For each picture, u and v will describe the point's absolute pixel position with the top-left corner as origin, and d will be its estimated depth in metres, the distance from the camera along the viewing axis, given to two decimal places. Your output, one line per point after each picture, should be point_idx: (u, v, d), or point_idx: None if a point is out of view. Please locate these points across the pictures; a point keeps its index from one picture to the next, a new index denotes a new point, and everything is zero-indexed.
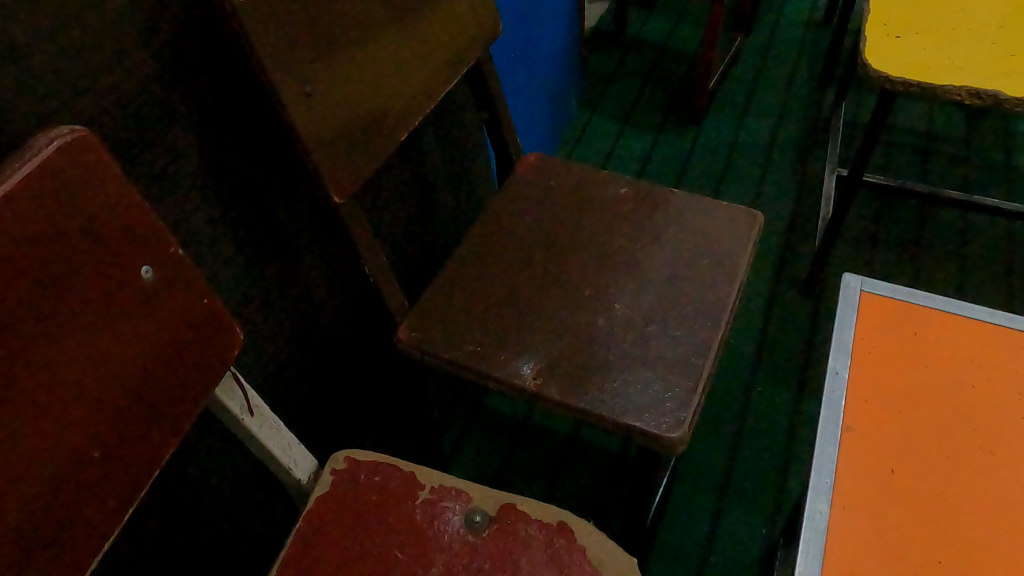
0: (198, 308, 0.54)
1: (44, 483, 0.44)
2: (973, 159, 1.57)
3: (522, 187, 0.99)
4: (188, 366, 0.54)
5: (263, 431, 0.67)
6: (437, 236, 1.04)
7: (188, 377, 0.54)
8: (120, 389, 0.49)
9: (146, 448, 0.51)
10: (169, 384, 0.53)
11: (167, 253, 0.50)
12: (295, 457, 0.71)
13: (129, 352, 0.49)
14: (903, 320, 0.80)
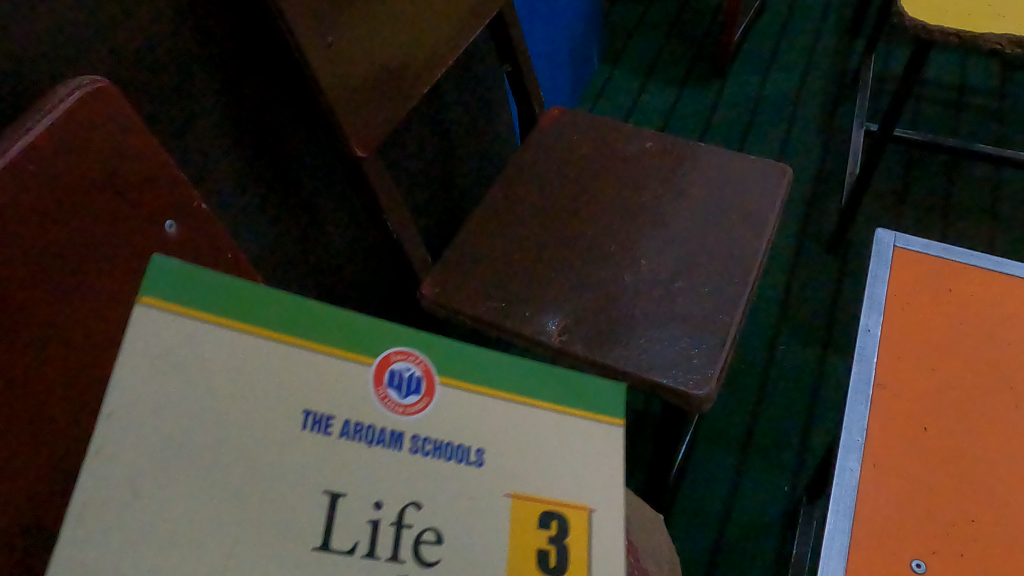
0: (222, 260, 0.53)
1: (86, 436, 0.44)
2: (1008, 112, 1.52)
3: (546, 142, 0.97)
4: None
5: None
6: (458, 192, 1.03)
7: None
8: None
9: None
10: None
11: (189, 207, 0.50)
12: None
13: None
14: (937, 275, 0.78)
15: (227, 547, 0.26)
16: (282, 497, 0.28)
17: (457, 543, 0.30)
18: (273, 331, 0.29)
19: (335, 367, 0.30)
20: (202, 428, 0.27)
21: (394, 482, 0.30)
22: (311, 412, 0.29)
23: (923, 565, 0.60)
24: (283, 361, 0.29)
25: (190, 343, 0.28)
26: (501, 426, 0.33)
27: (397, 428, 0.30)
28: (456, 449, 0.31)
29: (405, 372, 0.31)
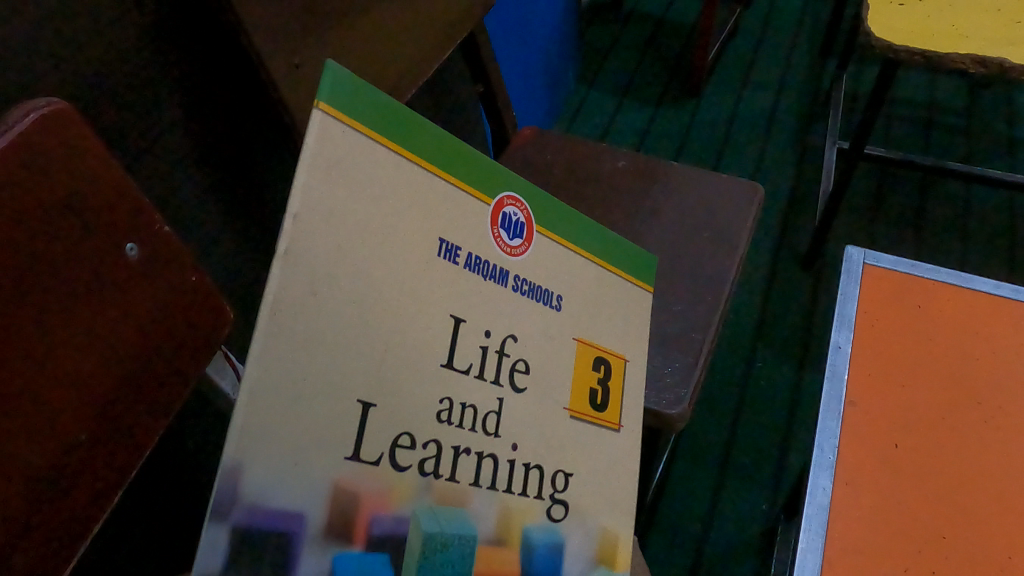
0: (187, 280, 0.51)
1: (33, 467, 0.41)
2: (975, 129, 1.55)
3: (519, 162, 0.98)
4: (180, 343, 0.51)
5: None
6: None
7: (181, 353, 0.51)
8: (115, 373, 0.46)
9: (135, 432, 0.48)
10: (163, 364, 0.50)
11: (152, 229, 0.48)
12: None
13: (123, 330, 0.46)
14: (905, 292, 0.79)
15: (384, 350, 0.31)
16: (426, 316, 0.33)
17: (539, 373, 0.39)
18: (427, 161, 0.34)
19: (468, 204, 0.36)
20: (374, 240, 0.31)
21: (502, 317, 0.38)
22: (445, 241, 0.34)
23: None
24: (426, 192, 0.34)
25: (372, 160, 0.31)
26: (568, 281, 0.43)
27: (504, 268, 0.38)
28: (544, 292, 0.40)
29: (512, 218, 0.39)
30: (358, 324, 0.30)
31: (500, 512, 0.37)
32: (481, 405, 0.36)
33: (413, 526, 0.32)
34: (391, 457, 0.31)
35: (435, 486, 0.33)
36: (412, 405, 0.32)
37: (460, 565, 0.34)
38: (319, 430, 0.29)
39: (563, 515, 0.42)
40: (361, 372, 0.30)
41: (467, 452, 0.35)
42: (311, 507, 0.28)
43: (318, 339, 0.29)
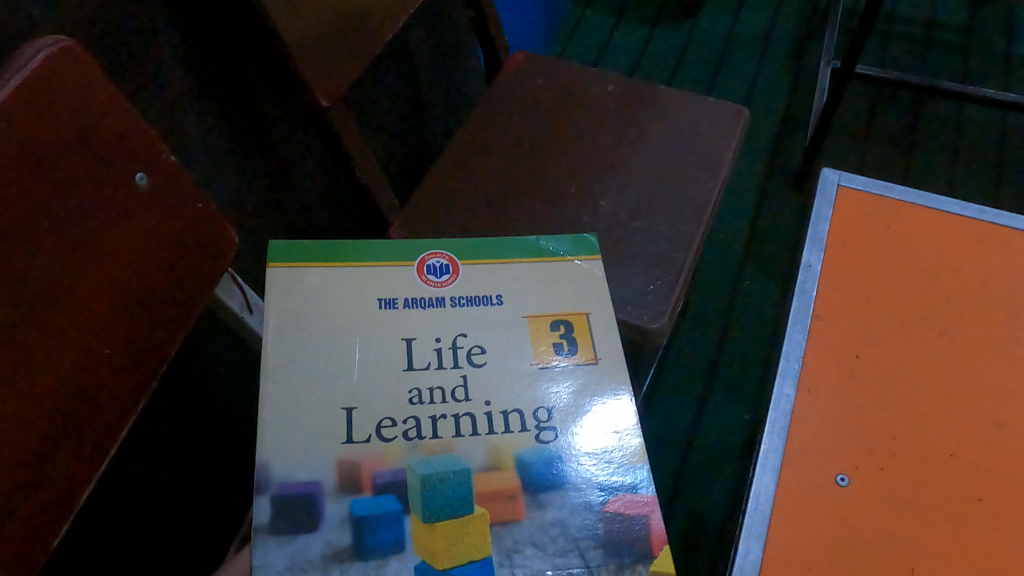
0: (195, 206, 0.54)
1: (61, 375, 0.44)
2: (972, 47, 1.54)
3: (511, 89, 0.99)
4: (190, 267, 0.55)
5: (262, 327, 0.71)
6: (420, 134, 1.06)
7: (191, 278, 0.55)
8: (136, 293, 0.50)
9: (153, 347, 0.52)
10: (175, 286, 0.53)
11: (158, 160, 0.51)
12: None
13: (142, 255, 0.50)
14: (879, 212, 0.83)
15: (352, 376, 0.43)
16: (381, 344, 0.44)
17: (498, 351, 0.45)
18: (355, 259, 0.47)
19: (388, 271, 0.47)
20: (327, 317, 0.45)
21: (448, 323, 0.46)
22: (383, 298, 0.46)
23: (846, 479, 0.65)
24: (345, 279, 0.46)
25: (287, 283, 0.46)
26: (513, 283, 0.48)
27: (438, 297, 0.47)
28: (482, 298, 0.47)
29: (436, 263, 0.48)
30: (317, 372, 0.43)
31: (488, 449, 0.40)
32: (447, 383, 0.43)
33: (409, 474, 0.39)
34: (376, 436, 0.41)
35: (422, 445, 0.40)
36: (383, 401, 0.42)
37: (461, 494, 0.38)
38: (318, 432, 0.41)
39: (553, 438, 0.41)
40: (328, 399, 0.42)
41: (444, 416, 0.42)
42: (323, 477, 0.39)
43: (299, 386, 0.42)
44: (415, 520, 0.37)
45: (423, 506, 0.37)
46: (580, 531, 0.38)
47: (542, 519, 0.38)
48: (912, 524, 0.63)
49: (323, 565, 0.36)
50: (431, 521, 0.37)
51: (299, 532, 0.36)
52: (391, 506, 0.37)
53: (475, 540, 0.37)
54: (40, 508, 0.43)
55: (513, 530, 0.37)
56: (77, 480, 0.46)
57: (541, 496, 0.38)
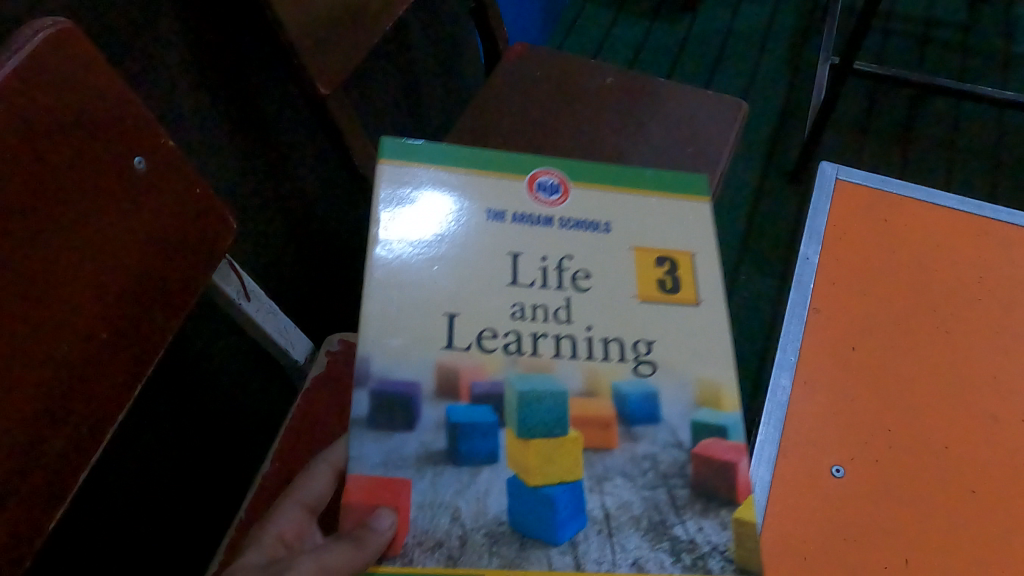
0: (195, 189, 0.53)
1: (56, 361, 0.44)
2: (971, 45, 1.55)
3: (509, 82, 0.99)
4: (188, 249, 0.54)
5: (259, 314, 0.70)
6: (418, 127, 1.05)
7: (190, 260, 0.54)
8: (133, 276, 0.49)
9: (150, 329, 0.52)
10: (172, 268, 0.53)
11: (157, 142, 0.50)
12: (294, 342, 0.74)
13: (138, 239, 0.49)
14: (876, 206, 0.83)
15: (456, 286, 0.41)
16: (487, 259, 0.42)
17: (602, 276, 0.42)
18: (467, 167, 0.45)
19: (500, 183, 0.44)
20: (434, 223, 0.42)
21: (554, 243, 0.43)
22: (491, 209, 0.43)
23: (841, 469, 0.66)
24: (458, 186, 0.44)
25: (404, 182, 0.44)
26: (622, 211, 0.45)
27: (546, 215, 0.44)
28: (590, 222, 0.44)
29: (548, 182, 0.45)
30: (422, 273, 0.41)
31: (588, 375, 0.39)
32: (551, 301, 0.41)
33: (507, 387, 0.38)
34: (477, 346, 0.39)
35: (522, 361, 0.39)
36: (484, 313, 0.40)
37: (558, 412, 0.37)
38: (420, 334, 0.39)
39: (651, 372, 0.40)
40: (430, 303, 0.40)
41: (545, 335, 0.40)
42: (423, 379, 0.38)
43: (405, 288, 0.40)
44: (511, 434, 0.37)
45: (519, 421, 0.37)
46: (669, 467, 0.37)
47: (634, 452, 0.37)
48: (909, 516, 0.63)
49: (417, 465, 0.36)
50: (527, 436, 0.37)
51: (394, 431, 0.37)
52: (485, 417, 0.36)
53: (568, 463, 0.37)
54: (36, 490, 0.44)
55: (605, 458, 0.37)
56: (70, 463, 0.46)
57: (634, 429, 0.38)
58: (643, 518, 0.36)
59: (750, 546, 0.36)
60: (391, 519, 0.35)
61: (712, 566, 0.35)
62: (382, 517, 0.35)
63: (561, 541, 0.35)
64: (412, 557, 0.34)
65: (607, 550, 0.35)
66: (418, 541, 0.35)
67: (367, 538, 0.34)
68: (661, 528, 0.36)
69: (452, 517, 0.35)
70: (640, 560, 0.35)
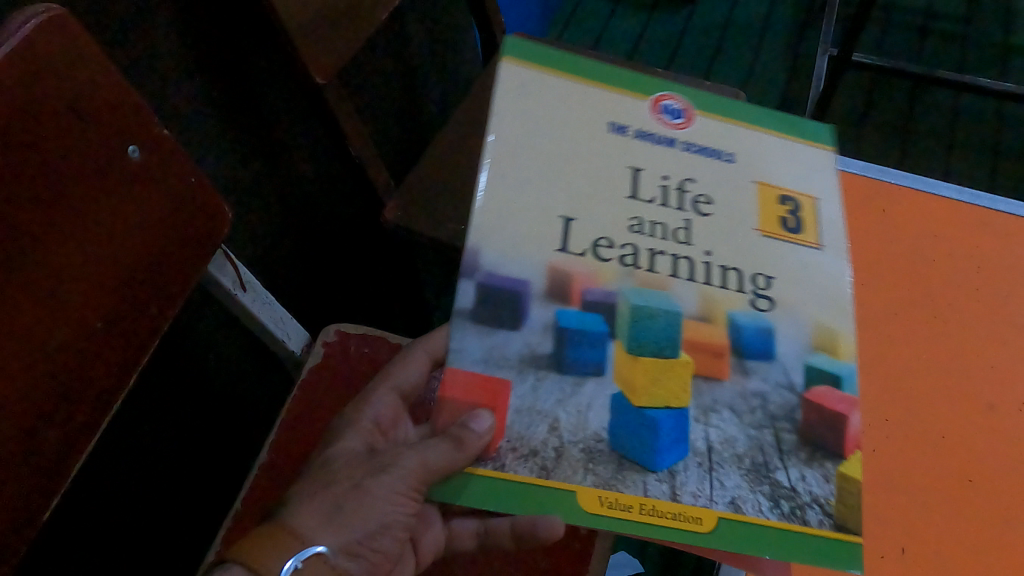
0: (186, 177, 0.49)
1: (31, 368, 0.40)
2: (970, 36, 1.58)
3: (504, 79, 0.96)
4: (184, 242, 0.50)
5: (256, 306, 0.65)
6: (410, 109, 1.03)
7: (185, 253, 0.51)
8: (129, 263, 0.46)
9: (143, 324, 0.49)
10: (166, 260, 0.49)
11: (155, 134, 0.45)
12: (288, 332, 0.69)
13: (134, 232, 0.46)
14: (873, 201, 0.67)
15: (574, 183, 0.39)
16: (608, 167, 0.40)
17: (726, 202, 0.41)
18: (596, 80, 0.42)
19: (625, 100, 0.42)
20: (557, 120, 0.40)
21: (677, 162, 0.41)
22: (613, 122, 0.41)
23: None
24: (583, 96, 0.41)
25: (528, 80, 0.41)
26: (742, 143, 0.43)
27: (669, 137, 0.41)
28: (714, 151, 0.42)
29: (673, 107, 0.42)
30: (543, 171, 0.39)
31: (704, 299, 0.38)
32: (671, 222, 0.39)
33: (621, 300, 0.37)
34: (592, 253, 0.37)
35: (637, 274, 0.37)
36: (602, 215, 0.38)
37: (671, 336, 0.37)
38: (539, 231, 0.37)
39: (768, 308, 0.39)
40: (550, 200, 0.38)
41: (663, 254, 0.38)
42: (533, 278, 0.36)
43: (527, 166, 0.39)
44: (620, 347, 0.36)
45: (630, 337, 0.36)
46: (778, 409, 0.37)
47: (744, 387, 0.37)
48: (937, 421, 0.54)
49: (520, 365, 0.35)
50: (635, 353, 0.36)
51: (501, 326, 0.36)
52: (597, 326, 0.36)
53: (676, 386, 0.36)
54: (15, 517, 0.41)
55: (713, 389, 0.37)
56: (68, 450, 0.44)
57: (746, 362, 0.37)
58: (747, 458, 0.36)
59: (851, 503, 0.36)
60: (489, 423, 0.34)
61: (810, 519, 0.35)
62: (481, 419, 0.34)
63: (660, 468, 0.34)
64: (505, 463, 0.35)
65: (707, 484, 0.35)
66: (512, 446, 0.35)
67: (465, 438, 0.34)
68: (765, 472, 0.36)
69: (551, 428, 0.34)
70: (738, 500, 0.35)
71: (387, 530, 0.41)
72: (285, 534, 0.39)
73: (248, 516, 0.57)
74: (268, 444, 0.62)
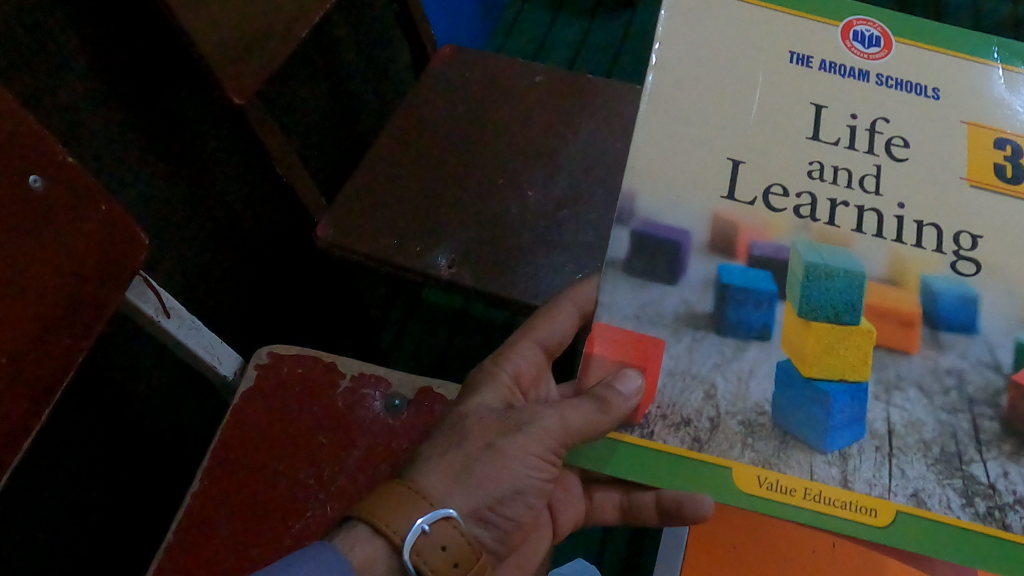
0: (87, 202, 0.34)
1: None
2: None
3: (447, 78, 0.63)
4: (90, 295, 0.35)
5: (180, 331, 0.45)
6: (342, 129, 0.73)
7: (86, 311, 0.35)
8: (87, 312, 0.35)
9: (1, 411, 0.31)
10: (68, 322, 0.34)
11: (46, 151, 0.32)
12: (221, 356, 0.48)
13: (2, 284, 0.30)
14: None
15: (748, 118, 0.31)
16: (783, 105, 0.31)
17: (930, 148, 0.30)
18: (779, 4, 0.33)
19: (805, 24, 0.32)
20: (726, 53, 0.32)
21: (868, 96, 0.31)
22: (794, 52, 0.32)
23: None
24: (757, 23, 0.32)
25: (688, 3, 0.32)
26: (953, 78, 0.32)
27: (862, 69, 0.32)
28: (915, 86, 0.32)
29: (868, 34, 0.32)
30: (702, 107, 0.31)
31: (891, 258, 0.28)
32: (857, 168, 0.30)
33: (793, 256, 0.28)
34: (764, 201, 0.29)
35: (815, 228, 0.29)
36: (777, 158, 0.30)
37: (851, 300, 0.28)
38: (695, 175, 0.30)
39: (974, 273, 0.28)
40: (711, 142, 0.30)
41: (846, 204, 0.29)
42: (693, 229, 0.29)
43: (689, 103, 0.31)
44: (789, 312, 0.28)
45: (801, 299, 0.28)
46: (977, 392, 0.27)
47: (937, 363, 0.27)
48: None
49: (674, 326, 0.28)
50: (809, 318, 0.28)
51: (653, 280, 0.28)
52: (765, 286, 0.28)
53: (853, 359, 0.27)
54: None
55: (899, 363, 0.27)
56: None
57: (942, 335, 0.28)
58: (936, 446, 0.26)
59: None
60: (637, 386, 0.27)
61: (1010, 522, 0.26)
62: (627, 378, 0.27)
63: (830, 449, 0.26)
64: (653, 430, 0.27)
65: (883, 472, 0.26)
66: (662, 413, 0.27)
67: (609, 399, 0.27)
68: (956, 464, 0.26)
69: (707, 395, 0.27)
70: (921, 493, 0.26)
71: (518, 496, 0.32)
72: (410, 493, 0.30)
73: (187, 544, 0.41)
74: (199, 469, 0.44)
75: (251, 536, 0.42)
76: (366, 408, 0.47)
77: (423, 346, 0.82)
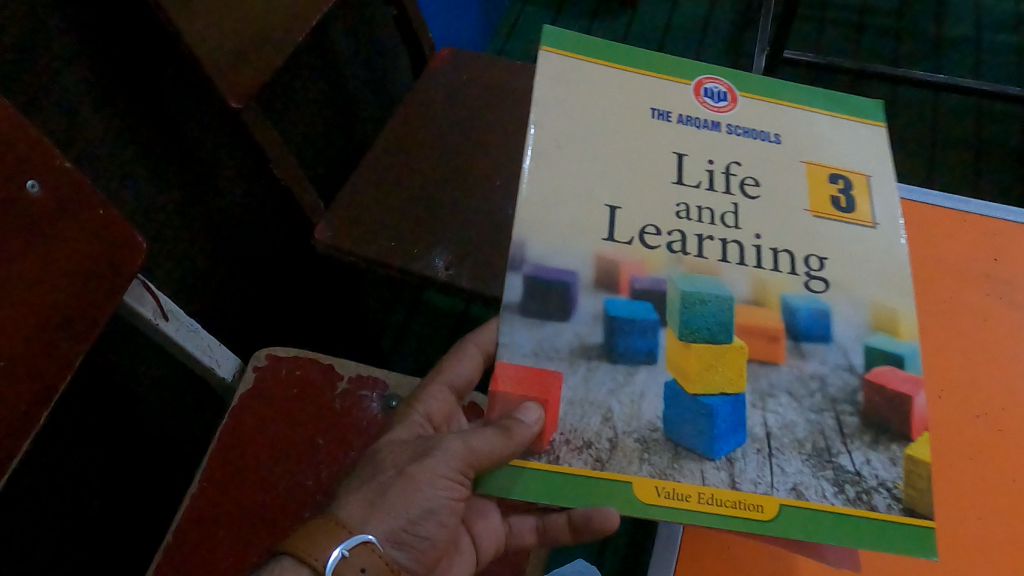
0: (84, 208, 0.33)
1: None
2: None
3: (446, 80, 0.64)
4: (93, 300, 0.33)
5: (180, 333, 0.44)
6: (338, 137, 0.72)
7: (85, 318, 0.33)
8: (84, 319, 0.33)
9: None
10: (66, 328, 0.32)
11: (40, 157, 0.31)
12: (219, 359, 0.47)
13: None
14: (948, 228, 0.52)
15: (620, 168, 0.32)
16: (648, 154, 0.33)
17: (778, 186, 0.33)
18: (634, 67, 0.35)
19: (658, 83, 0.35)
20: (593, 112, 0.33)
21: (719, 142, 0.34)
22: (655, 108, 0.34)
23: None
24: (619, 83, 0.34)
25: (560, 66, 0.34)
26: (792, 125, 0.35)
27: (714, 120, 0.34)
28: (758, 132, 0.34)
29: (716, 90, 0.35)
30: (578, 160, 0.32)
31: (755, 282, 0.30)
32: (717, 206, 0.32)
33: (670, 287, 0.30)
34: (640, 240, 0.31)
35: (687, 260, 0.30)
36: (647, 202, 0.31)
37: (722, 319, 0.29)
38: (577, 223, 0.31)
39: (825, 289, 0.31)
40: (589, 191, 0.31)
41: (711, 238, 0.31)
42: (579, 268, 0.30)
43: (569, 156, 0.32)
44: (671, 335, 0.29)
45: (681, 322, 0.29)
46: (840, 392, 0.29)
47: (802, 370, 0.29)
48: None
49: (570, 358, 0.29)
50: (689, 340, 0.29)
51: (548, 318, 0.29)
52: (644, 312, 0.29)
53: (729, 372, 0.29)
54: None
55: (771, 372, 0.29)
56: None
57: (803, 345, 0.30)
58: (808, 443, 0.28)
59: (925, 487, 0.28)
60: (538, 415, 0.27)
61: (877, 503, 0.27)
62: (528, 410, 0.27)
63: (717, 455, 0.27)
64: (559, 455, 0.27)
65: (765, 471, 0.27)
66: (565, 438, 0.27)
67: (511, 426, 0.27)
68: (826, 457, 0.28)
69: (604, 418, 0.28)
70: (800, 486, 0.27)
71: (434, 515, 0.31)
72: (331, 524, 0.30)
73: (178, 549, 0.40)
74: (198, 472, 0.43)
75: (251, 536, 0.41)
76: (363, 410, 0.47)
77: (422, 347, 0.84)
